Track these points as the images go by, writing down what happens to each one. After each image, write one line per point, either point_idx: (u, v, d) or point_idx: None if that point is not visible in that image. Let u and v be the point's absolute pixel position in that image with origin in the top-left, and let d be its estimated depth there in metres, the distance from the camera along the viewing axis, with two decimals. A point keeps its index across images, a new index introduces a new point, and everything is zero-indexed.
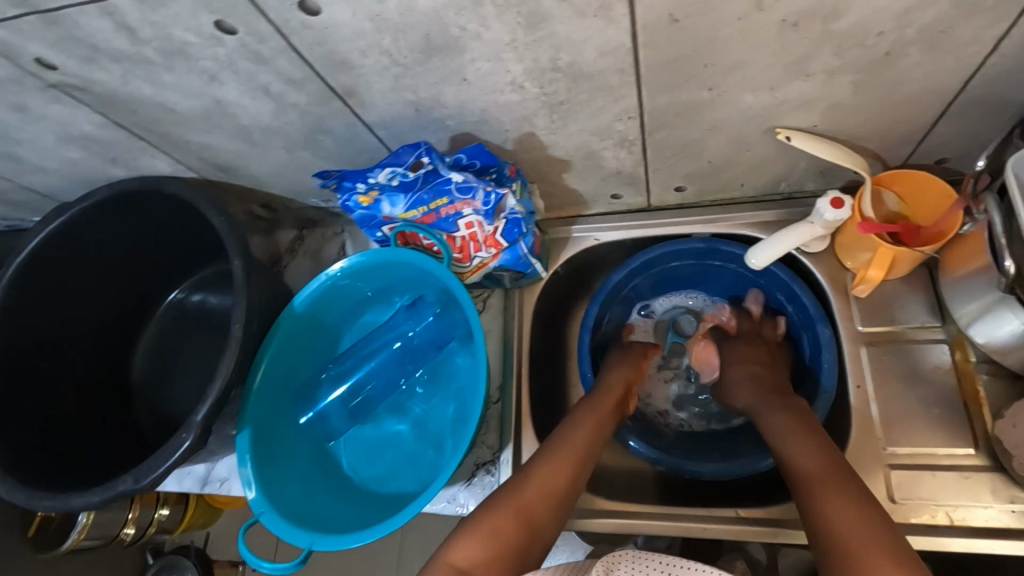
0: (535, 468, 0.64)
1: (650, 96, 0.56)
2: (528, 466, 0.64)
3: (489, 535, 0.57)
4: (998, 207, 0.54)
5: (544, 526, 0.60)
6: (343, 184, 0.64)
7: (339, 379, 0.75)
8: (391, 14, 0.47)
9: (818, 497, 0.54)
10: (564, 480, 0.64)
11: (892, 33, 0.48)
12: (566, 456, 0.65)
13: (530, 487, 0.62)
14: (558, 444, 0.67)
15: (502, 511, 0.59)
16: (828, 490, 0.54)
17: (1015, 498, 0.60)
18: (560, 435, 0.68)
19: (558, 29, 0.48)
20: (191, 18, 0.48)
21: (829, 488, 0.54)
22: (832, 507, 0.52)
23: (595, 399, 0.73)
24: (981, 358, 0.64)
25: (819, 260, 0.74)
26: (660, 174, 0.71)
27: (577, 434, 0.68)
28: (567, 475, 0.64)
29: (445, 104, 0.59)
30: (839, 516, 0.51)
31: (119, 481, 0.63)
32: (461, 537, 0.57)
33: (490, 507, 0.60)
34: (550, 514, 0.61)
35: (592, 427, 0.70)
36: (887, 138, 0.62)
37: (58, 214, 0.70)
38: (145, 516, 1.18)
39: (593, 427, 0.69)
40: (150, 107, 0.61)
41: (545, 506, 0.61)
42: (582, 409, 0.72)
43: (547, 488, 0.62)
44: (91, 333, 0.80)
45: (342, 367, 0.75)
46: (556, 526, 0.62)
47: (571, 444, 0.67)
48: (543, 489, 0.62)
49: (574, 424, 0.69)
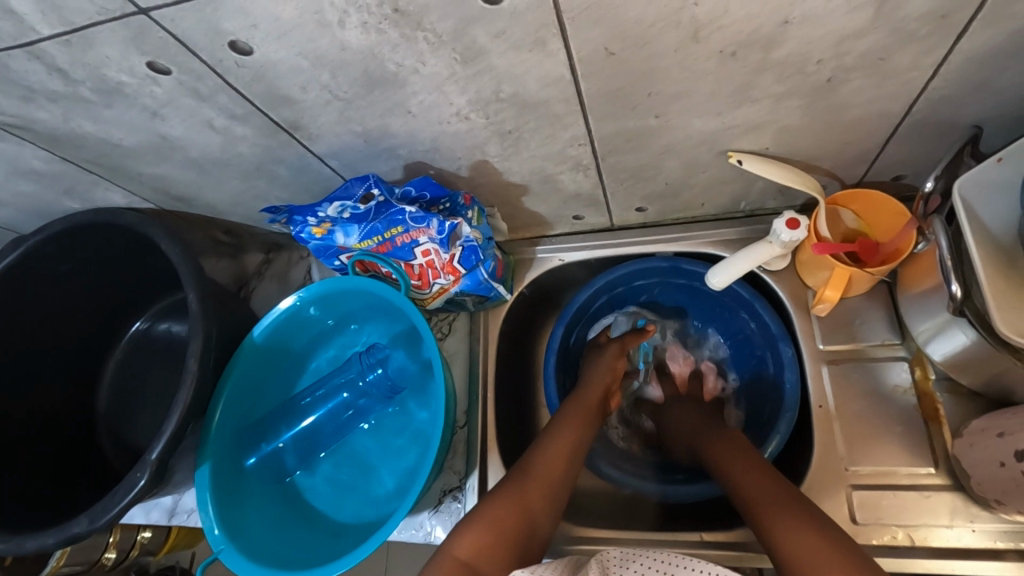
0: (532, 465, 0.64)
1: (599, 124, 0.56)
2: (521, 464, 0.65)
3: (489, 530, 0.58)
4: (945, 230, 0.53)
5: (542, 522, 0.61)
6: (293, 219, 0.63)
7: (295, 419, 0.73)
8: (325, 52, 0.47)
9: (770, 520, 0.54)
10: (560, 472, 0.65)
11: (828, 62, 0.48)
12: (556, 455, 0.66)
13: (527, 483, 0.62)
14: (549, 442, 0.67)
15: (504, 504, 0.60)
16: (776, 513, 0.54)
17: (975, 517, 0.60)
18: (548, 435, 0.69)
19: (496, 63, 0.48)
20: (123, 60, 0.48)
21: (777, 513, 0.54)
22: (789, 526, 0.53)
23: (581, 400, 0.74)
24: (941, 375, 0.65)
25: (781, 277, 0.74)
26: (618, 196, 0.71)
27: (564, 434, 0.68)
28: (557, 473, 0.64)
29: (393, 134, 0.58)
30: (790, 536, 0.52)
31: (73, 523, 0.62)
32: (463, 532, 0.58)
33: (489, 500, 0.61)
34: (547, 510, 0.62)
35: (578, 426, 0.70)
36: (839, 158, 0.62)
37: (13, 248, 0.70)
38: (127, 538, 1.17)
39: (579, 428, 0.70)
40: (95, 142, 0.61)
41: (544, 500, 0.62)
42: (571, 405, 0.73)
43: (542, 485, 0.63)
44: (51, 366, 0.79)
45: (297, 405, 0.74)
46: (554, 517, 0.63)
47: (559, 444, 0.67)
48: (537, 486, 0.62)
49: (559, 425, 0.70)
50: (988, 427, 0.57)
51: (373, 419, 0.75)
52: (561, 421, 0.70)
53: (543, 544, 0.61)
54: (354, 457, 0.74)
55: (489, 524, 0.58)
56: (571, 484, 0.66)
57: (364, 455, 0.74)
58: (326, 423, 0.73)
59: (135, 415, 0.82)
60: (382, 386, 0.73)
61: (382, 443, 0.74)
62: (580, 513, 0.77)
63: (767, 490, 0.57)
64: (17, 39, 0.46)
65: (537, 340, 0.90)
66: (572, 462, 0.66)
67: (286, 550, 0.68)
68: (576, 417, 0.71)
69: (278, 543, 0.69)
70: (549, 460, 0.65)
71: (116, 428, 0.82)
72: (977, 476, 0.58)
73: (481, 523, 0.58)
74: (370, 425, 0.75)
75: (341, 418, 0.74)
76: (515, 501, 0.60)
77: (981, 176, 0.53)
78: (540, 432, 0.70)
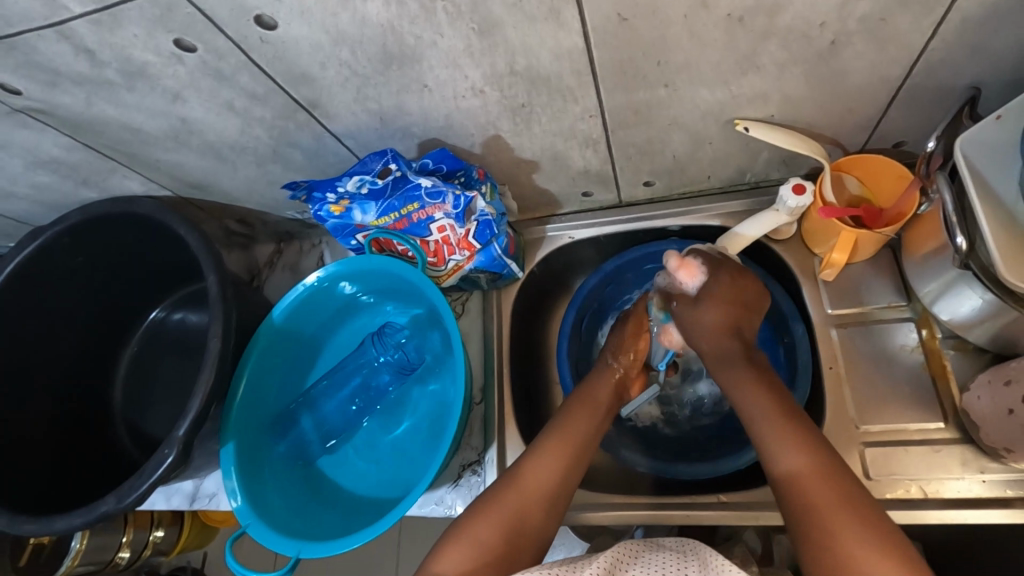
0: (523, 471, 0.62)
1: (608, 96, 0.58)
2: (508, 475, 0.62)
3: (470, 546, 0.57)
4: (949, 186, 0.55)
5: (535, 529, 0.60)
6: (312, 195, 0.65)
7: (315, 404, 0.75)
8: (346, 26, 0.48)
9: (818, 504, 0.51)
10: (554, 473, 0.62)
11: (833, 24, 0.49)
12: (551, 462, 0.63)
13: (515, 495, 0.60)
14: (540, 450, 0.64)
15: (490, 518, 0.59)
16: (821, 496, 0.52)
17: (986, 468, 0.62)
18: (546, 433, 0.66)
19: (511, 34, 0.49)
20: (149, 38, 0.50)
21: (840, 522, 0.50)
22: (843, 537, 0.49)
23: (586, 389, 0.71)
24: (947, 333, 0.66)
25: (787, 247, 0.76)
26: (627, 171, 0.72)
27: (565, 433, 0.65)
28: (547, 484, 0.61)
29: (408, 112, 0.60)
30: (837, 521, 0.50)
31: (102, 502, 0.63)
32: (449, 543, 0.58)
33: (477, 511, 0.60)
34: (542, 516, 0.60)
35: (587, 418, 0.67)
36: (843, 126, 0.64)
37: (32, 238, 0.71)
38: (139, 538, 1.16)
39: (585, 424, 0.67)
40: (116, 128, 0.62)
41: (538, 507, 0.60)
42: (573, 401, 0.70)
43: (537, 492, 0.61)
44: (71, 355, 0.80)
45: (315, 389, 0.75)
46: (553, 521, 0.61)
47: (554, 446, 0.64)
48: (530, 495, 0.61)
49: (562, 420, 0.67)
50: (994, 378, 0.59)
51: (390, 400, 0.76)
52: (565, 412, 0.68)
53: (541, 548, 0.60)
54: (370, 437, 0.75)
55: (470, 539, 0.58)
56: (573, 485, 0.63)
57: (383, 432, 0.75)
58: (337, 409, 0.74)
59: (153, 405, 0.83)
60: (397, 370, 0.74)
61: (398, 423, 0.75)
62: (597, 484, 0.78)
63: (825, 486, 0.52)
64: (47, 19, 0.48)
65: (547, 322, 0.91)
66: (568, 471, 0.63)
67: (308, 526, 0.69)
68: (579, 415, 0.67)
69: (299, 518, 0.70)
70: (538, 470, 0.62)
71: (134, 420, 0.83)
72: (986, 427, 0.59)
73: (462, 539, 0.58)
74: (387, 406, 0.76)
75: (359, 401, 0.75)
76: (502, 512, 0.59)
77: (980, 136, 0.55)
78: (540, 432, 0.67)
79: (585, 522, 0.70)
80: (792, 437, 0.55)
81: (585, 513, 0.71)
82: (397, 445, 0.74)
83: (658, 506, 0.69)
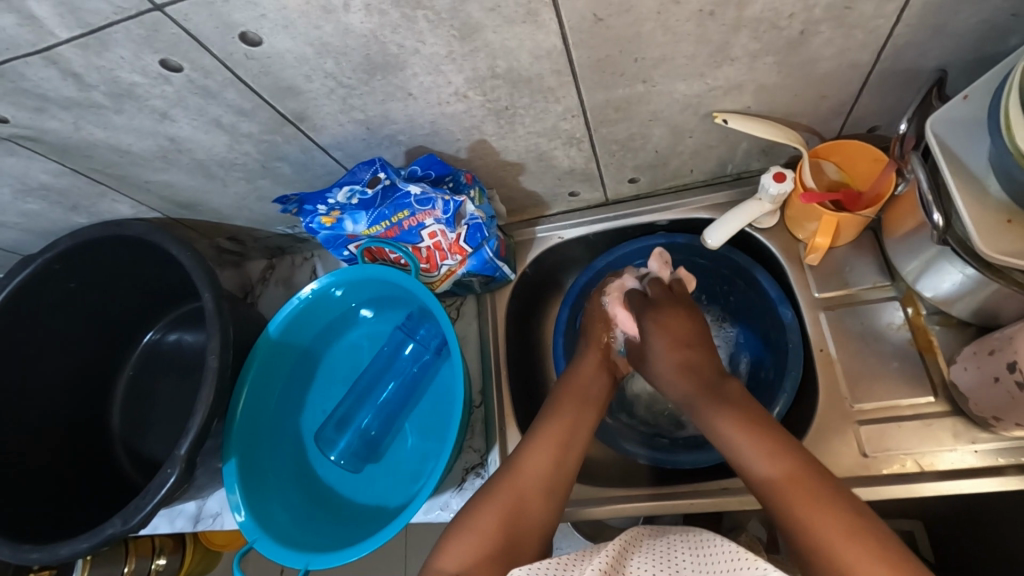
0: (522, 462, 0.63)
1: (589, 95, 0.59)
2: (500, 474, 0.63)
3: (475, 537, 0.58)
4: (923, 165, 0.57)
5: (535, 524, 0.60)
6: (303, 208, 0.65)
7: (339, 425, 0.75)
8: (330, 38, 0.50)
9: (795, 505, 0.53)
10: (542, 469, 0.63)
11: (801, 14, 0.51)
12: (540, 459, 0.64)
13: (506, 485, 0.62)
14: (528, 446, 0.65)
15: (489, 508, 0.60)
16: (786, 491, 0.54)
17: (977, 438, 0.63)
18: (535, 430, 0.67)
19: (491, 37, 0.51)
20: (135, 60, 0.50)
21: (813, 514, 0.52)
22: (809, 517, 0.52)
23: (573, 387, 0.71)
24: (931, 310, 0.68)
25: (773, 235, 0.78)
26: (612, 168, 0.74)
27: (549, 430, 0.66)
28: (541, 476, 0.62)
29: (394, 120, 0.61)
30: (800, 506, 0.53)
31: (107, 525, 0.62)
32: (456, 534, 0.59)
33: (480, 503, 0.61)
34: (540, 508, 0.61)
35: (574, 412, 0.68)
36: (818, 112, 0.65)
37: (24, 266, 0.70)
38: (142, 567, 1.11)
39: (570, 411, 0.68)
40: (104, 150, 0.63)
41: (538, 501, 0.61)
42: (553, 404, 0.69)
43: (536, 486, 0.62)
44: (65, 382, 0.79)
45: (339, 411, 0.75)
46: (551, 511, 0.62)
47: (545, 443, 0.65)
48: (530, 493, 0.61)
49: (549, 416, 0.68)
50: (980, 349, 0.60)
51: (413, 402, 0.76)
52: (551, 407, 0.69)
53: (548, 538, 0.61)
54: (389, 446, 0.75)
55: (476, 526, 0.59)
56: (571, 474, 0.64)
57: (400, 446, 0.75)
58: (359, 424, 0.74)
59: (154, 427, 0.82)
60: (407, 384, 0.75)
61: (417, 431, 0.75)
62: (602, 477, 0.79)
63: (798, 489, 0.54)
64: (34, 45, 0.48)
65: (542, 322, 0.92)
66: (559, 465, 0.64)
67: (320, 542, 0.69)
68: (570, 408, 0.68)
69: (309, 534, 0.70)
70: (531, 462, 0.63)
71: (133, 444, 0.82)
72: (974, 398, 0.61)
73: (466, 531, 0.59)
74: (404, 412, 0.75)
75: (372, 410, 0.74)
76: (501, 500, 0.60)
77: (949, 115, 0.57)
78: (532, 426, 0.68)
79: (589, 516, 0.71)
80: (767, 447, 0.57)
81: (590, 508, 0.72)
82: (413, 449, 0.74)
83: (659, 496, 0.70)
